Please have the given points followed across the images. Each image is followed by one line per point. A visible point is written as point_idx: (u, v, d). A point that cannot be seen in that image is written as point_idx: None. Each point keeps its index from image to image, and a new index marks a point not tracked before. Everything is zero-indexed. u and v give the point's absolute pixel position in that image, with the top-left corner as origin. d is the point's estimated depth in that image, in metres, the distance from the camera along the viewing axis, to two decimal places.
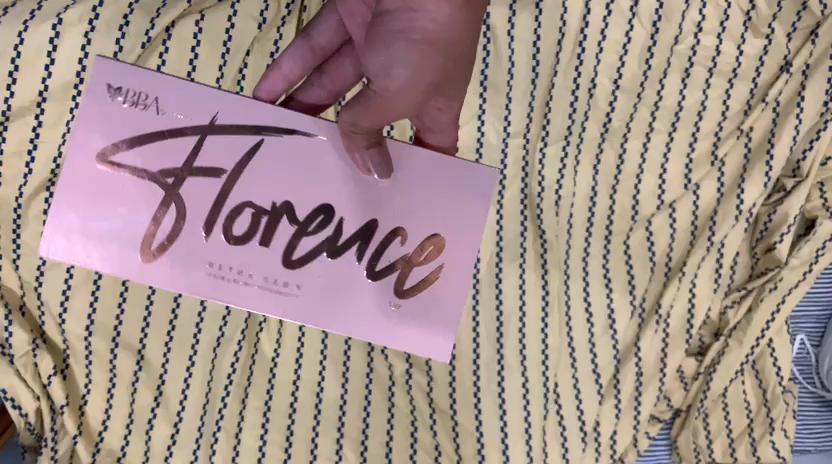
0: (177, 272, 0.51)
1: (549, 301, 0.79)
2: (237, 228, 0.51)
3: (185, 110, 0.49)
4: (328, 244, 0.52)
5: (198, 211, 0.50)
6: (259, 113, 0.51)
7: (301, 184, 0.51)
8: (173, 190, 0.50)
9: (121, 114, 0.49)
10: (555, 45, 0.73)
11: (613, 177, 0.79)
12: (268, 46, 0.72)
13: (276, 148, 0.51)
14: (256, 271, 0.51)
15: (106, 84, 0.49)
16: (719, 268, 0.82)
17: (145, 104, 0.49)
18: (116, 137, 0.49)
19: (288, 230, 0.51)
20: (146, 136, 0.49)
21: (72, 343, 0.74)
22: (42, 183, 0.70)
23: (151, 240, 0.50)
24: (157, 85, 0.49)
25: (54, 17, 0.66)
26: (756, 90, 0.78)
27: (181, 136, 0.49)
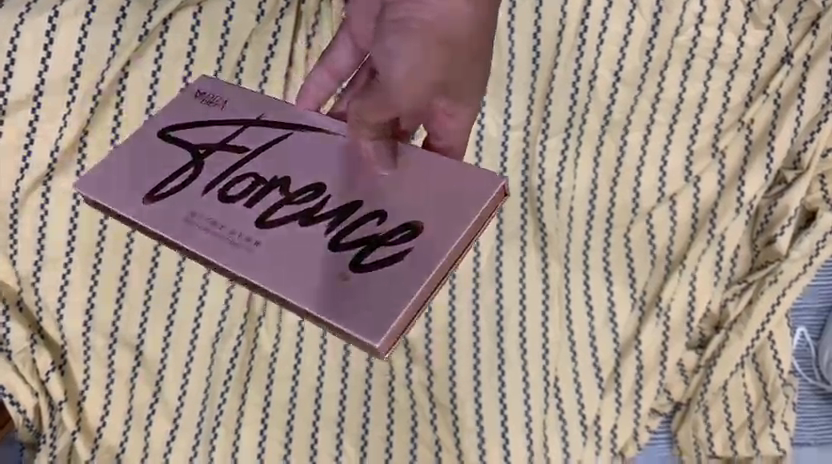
0: (159, 216, 0.51)
1: (549, 295, 0.79)
2: (233, 190, 0.52)
3: (243, 111, 0.57)
4: (306, 214, 0.51)
5: (208, 176, 0.53)
6: (298, 119, 0.56)
7: (308, 164, 0.53)
8: (199, 159, 0.54)
9: (194, 107, 0.58)
10: (555, 38, 0.74)
11: (614, 171, 0.78)
12: (267, 39, 0.71)
13: (300, 140, 0.55)
14: (228, 224, 0.50)
15: (195, 90, 0.59)
16: (720, 261, 0.82)
17: (214, 102, 0.58)
18: (183, 119, 0.57)
19: (276, 197, 0.52)
20: (202, 122, 0.57)
21: (70, 339, 0.73)
22: (38, 178, 0.69)
23: (162, 189, 0.53)
24: (234, 91, 0.59)
25: (50, 10, 0.66)
26: (756, 82, 0.77)
27: (227, 125, 0.56)
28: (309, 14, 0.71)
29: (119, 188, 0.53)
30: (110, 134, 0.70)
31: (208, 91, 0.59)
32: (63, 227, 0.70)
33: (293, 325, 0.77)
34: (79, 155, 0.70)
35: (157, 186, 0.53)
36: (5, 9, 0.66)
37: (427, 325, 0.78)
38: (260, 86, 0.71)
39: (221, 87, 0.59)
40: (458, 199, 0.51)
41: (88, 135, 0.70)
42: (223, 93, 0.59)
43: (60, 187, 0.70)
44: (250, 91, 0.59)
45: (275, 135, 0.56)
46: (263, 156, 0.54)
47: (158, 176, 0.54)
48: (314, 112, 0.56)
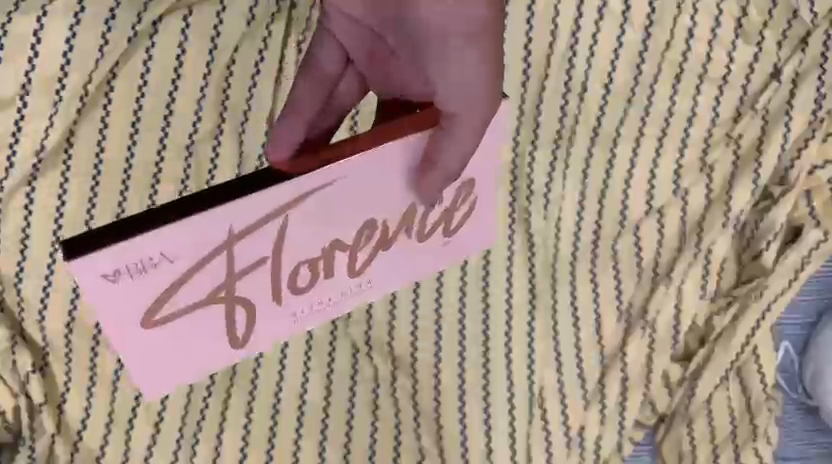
0: (270, 333, 0.53)
1: (536, 305, 0.79)
2: (300, 279, 0.51)
3: (189, 240, 0.44)
4: (381, 245, 0.52)
5: (263, 285, 0.50)
6: (286, 191, 0.45)
7: (343, 216, 0.49)
8: (230, 296, 0.49)
9: (124, 285, 0.44)
10: (546, 49, 0.74)
11: (603, 182, 0.78)
12: (257, 43, 0.69)
13: (309, 204, 0.47)
14: (334, 293, 0.53)
15: (100, 277, 0.43)
16: (707, 274, 0.82)
17: (153, 265, 0.44)
18: (152, 296, 0.46)
19: (342, 257, 0.51)
20: (176, 280, 0.46)
21: (53, 339, 0.72)
22: (25, 177, 0.66)
23: (232, 332, 0.52)
24: (145, 244, 0.43)
25: (39, 9, 0.62)
26: (746, 97, 0.78)
27: (200, 254, 0.45)
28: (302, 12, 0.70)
29: (192, 366, 0.52)
30: (98, 135, 0.67)
31: (122, 266, 0.43)
32: (47, 227, 0.68)
33: None
34: (65, 157, 0.67)
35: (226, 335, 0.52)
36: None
37: (413, 332, 0.79)
38: (249, 92, 0.70)
39: (126, 259, 0.43)
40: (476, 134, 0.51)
41: (75, 135, 0.66)
42: (141, 255, 0.43)
43: (47, 183, 0.67)
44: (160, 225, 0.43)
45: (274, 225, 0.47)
46: (292, 230, 0.48)
47: (205, 333, 0.50)
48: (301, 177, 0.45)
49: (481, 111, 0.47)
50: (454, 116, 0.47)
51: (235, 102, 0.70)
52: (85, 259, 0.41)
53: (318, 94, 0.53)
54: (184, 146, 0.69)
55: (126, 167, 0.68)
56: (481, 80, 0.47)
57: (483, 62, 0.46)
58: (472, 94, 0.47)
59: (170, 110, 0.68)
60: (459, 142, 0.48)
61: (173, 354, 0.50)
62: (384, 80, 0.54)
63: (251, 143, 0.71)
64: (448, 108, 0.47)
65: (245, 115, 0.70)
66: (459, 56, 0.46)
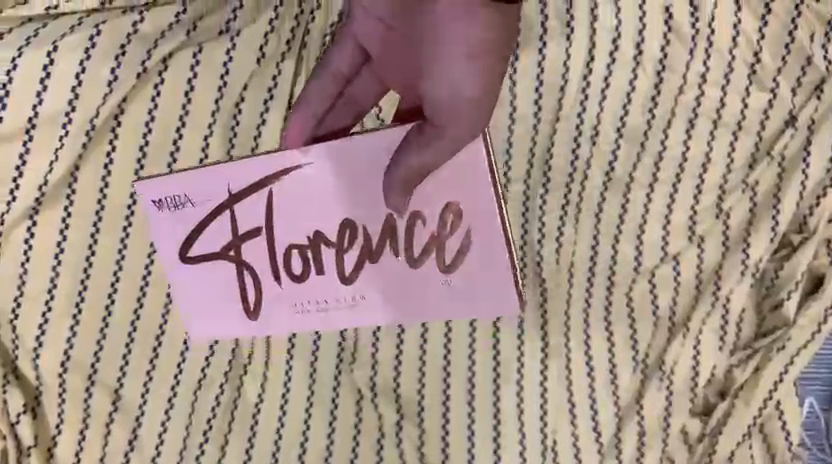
0: (278, 319, 0.67)
1: (548, 353, 0.77)
2: (295, 266, 0.65)
3: (209, 192, 0.62)
4: (366, 255, 0.63)
5: (264, 261, 0.65)
6: (275, 164, 0.61)
7: (325, 206, 0.63)
8: (238, 258, 0.65)
9: (167, 214, 0.63)
10: (556, 92, 0.72)
11: (616, 227, 0.76)
12: (266, 82, 0.66)
13: (294, 184, 0.62)
14: (329, 296, 0.65)
15: (151, 201, 0.63)
16: (726, 324, 0.79)
17: (183, 203, 0.63)
18: (183, 233, 0.64)
19: (331, 251, 0.64)
20: (200, 221, 0.64)
21: (46, 380, 0.70)
22: (28, 208, 0.65)
23: (249, 304, 0.67)
24: (177, 186, 0.62)
25: (50, 44, 0.62)
26: (760, 143, 0.76)
27: (216, 203, 0.63)
28: (314, 47, 0.66)
29: (223, 321, 0.68)
30: (103, 170, 0.66)
31: (165, 198, 0.63)
32: (47, 262, 0.67)
33: (280, 376, 0.75)
34: (69, 189, 0.66)
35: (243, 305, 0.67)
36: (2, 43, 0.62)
37: (420, 380, 0.77)
38: (257, 129, 0.67)
39: (168, 204, 0.63)
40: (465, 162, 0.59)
41: (80, 169, 0.65)
42: (177, 192, 0.63)
43: (49, 220, 0.66)
44: (190, 173, 0.62)
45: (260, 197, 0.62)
46: (281, 202, 0.63)
47: (226, 291, 0.67)
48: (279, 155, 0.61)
49: (473, 118, 0.49)
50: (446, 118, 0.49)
51: (243, 139, 0.67)
52: (142, 186, 0.62)
53: (327, 91, 0.59)
54: None
55: (129, 202, 0.67)
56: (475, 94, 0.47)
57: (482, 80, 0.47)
58: (468, 102, 0.48)
59: (177, 146, 0.66)
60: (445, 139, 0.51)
61: (222, 310, 0.68)
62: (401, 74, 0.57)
63: None
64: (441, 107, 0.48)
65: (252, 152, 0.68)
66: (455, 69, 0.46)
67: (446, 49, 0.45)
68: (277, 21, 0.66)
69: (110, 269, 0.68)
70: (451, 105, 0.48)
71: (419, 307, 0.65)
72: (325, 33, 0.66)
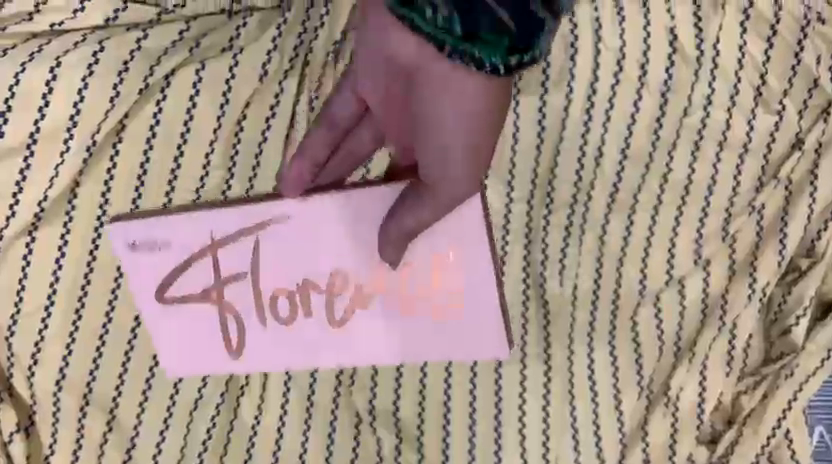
0: (273, 360, 0.71)
1: (551, 377, 0.77)
2: (282, 310, 0.70)
3: (191, 236, 0.67)
4: (355, 304, 0.69)
5: (250, 300, 0.69)
6: (263, 218, 0.66)
7: (313, 257, 0.68)
8: (222, 299, 0.69)
9: (146, 258, 0.67)
10: (560, 112, 0.71)
11: (620, 250, 0.75)
12: (269, 99, 0.66)
13: (284, 231, 0.67)
14: (321, 340, 0.71)
15: (126, 242, 0.66)
16: (732, 349, 0.78)
17: (163, 247, 0.67)
18: (160, 277, 0.68)
19: (320, 297, 0.69)
20: (180, 263, 0.67)
21: (41, 399, 0.70)
22: (28, 223, 0.65)
23: (231, 340, 0.70)
24: (165, 231, 0.66)
25: (53, 60, 0.62)
26: (767, 167, 0.75)
27: (199, 249, 0.67)
28: (316, 66, 0.66)
29: (204, 356, 0.71)
30: (102, 187, 0.65)
31: (142, 240, 0.66)
32: (45, 278, 0.66)
33: (278, 400, 0.74)
34: (68, 207, 0.65)
35: (224, 342, 0.70)
36: (3, 61, 0.62)
37: (421, 403, 0.76)
38: (258, 148, 0.67)
39: (157, 236, 0.66)
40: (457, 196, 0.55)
41: (81, 186, 0.65)
42: (159, 236, 0.66)
43: (47, 236, 0.66)
44: (171, 216, 0.66)
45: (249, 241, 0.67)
46: (268, 248, 0.67)
47: (208, 329, 0.70)
48: (274, 203, 0.66)
49: (466, 182, 0.53)
50: (441, 181, 0.53)
51: (245, 157, 0.67)
52: (117, 227, 0.66)
53: (325, 143, 0.59)
54: (190, 200, 0.67)
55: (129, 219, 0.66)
56: (469, 149, 0.50)
57: (475, 141, 0.50)
58: (462, 159, 0.51)
59: (177, 164, 0.66)
60: (439, 201, 0.55)
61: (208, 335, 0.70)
62: (397, 136, 0.56)
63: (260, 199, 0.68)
64: (435, 163, 0.51)
65: (254, 170, 0.67)
66: (448, 128, 0.49)
67: (441, 111, 0.48)
68: (280, 39, 0.66)
69: (109, 286, 0.68)
70: (444, 167, 0.51)
71: (407, 352, 0.71)
72: (328, 52, 0.66)
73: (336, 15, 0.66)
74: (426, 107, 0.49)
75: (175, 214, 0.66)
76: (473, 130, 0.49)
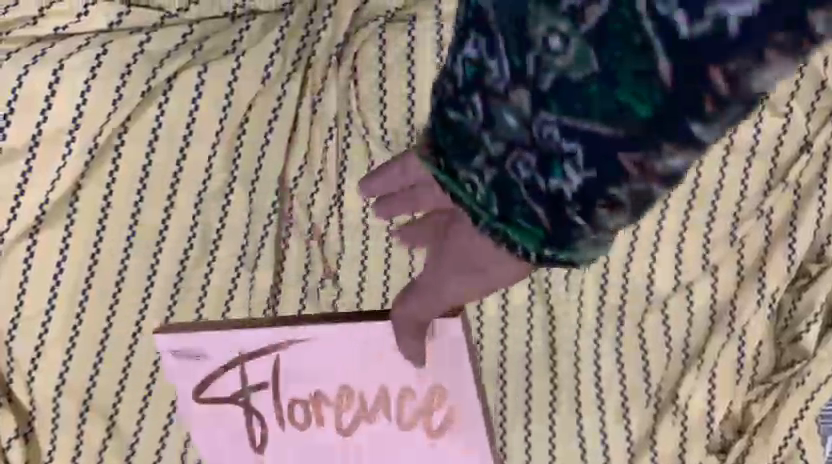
0: (291, 457, 0.71)
1: (557, 384, 0.77)
2: (297, 417, 0.70)
3: (224, 352, 0.68)
4: (364, 416, 0.70)
5: (270, 416, 0.70)
6: (287, 348, 0.68)
7: (329, 379, 0.68)
8: (247, 405, 0.70)
9: (183, 363, 0.68)
10: None
11: (626, 256, 0.74)
12: (271, 102, 0.67)
13: (297, 365, 0.68)
14: (333, 441, 0.71)
15: (168, 350, 0.68)
16: (742, 356, 0.77)
17: (197, 356, 0.68)
18: (193, 384, 0.69)
19: (332, 411, 0.70)
20: (213, 373, 0.69)
21: (40, 405, 0.69)
22: (27, 227, 0.64)
23: (256, 443, 0.71)
24: (210, 349, 0.68)
25: (55, 63, 0.61)
26: (775, 171, 0.74)
27: (230, 367, 0.68)
28: (319, 68, 0.68)
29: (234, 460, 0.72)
30: (104, 190, 0.65)
31: (177, 347, 0.68)
32: (46, 282, 0.66)
33: None
34: (69, 209, 0.65)
35: (250, 441, 0.71)
36: (4, 66, 0.61)
37: None
38: (260, 150, 0.68)
39: (194, 348, 0.68)
40: (444, 292, 0.52)
41: (82, 189, 0.65)
42: (193, 345, 0.68)
43: (48, 239, 0.65)
44: (210, 333, 0.68)
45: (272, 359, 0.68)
46: (287, 365, 0.68)
47: (234, 434, 0.71)
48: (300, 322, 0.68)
49: (454, 300, 0.53)
50: (433, 292, 0.53)
51: (246, 159, 0.67)
52: (160, 338, 0.68)
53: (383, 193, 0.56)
54: (192, 203, 0.67)
55: (130, 222, 0.66)
56: (459, 290, 0.51)
57: (469, 289, 0.50)
58: (454, 293, 0.52)
59: (179, 167, 0.66)
60: (425, 307, 0.57)
61: (230, 446, 0.71)
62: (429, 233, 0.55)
63: (264, 201, 0.69)
64: (438, 281, 0.52)
65: (256, 173, 0.68)
66: (457, 273, 0.49)
67: (459, 249, 0.47)
68: (283, 41, 0.66)
69: (109, 291, 0.68)
70: (440, 285, 0.52)
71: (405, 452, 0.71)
72: (330, 54, 0.67)
73: (338, 18, 0.67)
74: (453, 241, 0.48)
75: (214, 332, 0.68)
76: (478, 285, 0.49)
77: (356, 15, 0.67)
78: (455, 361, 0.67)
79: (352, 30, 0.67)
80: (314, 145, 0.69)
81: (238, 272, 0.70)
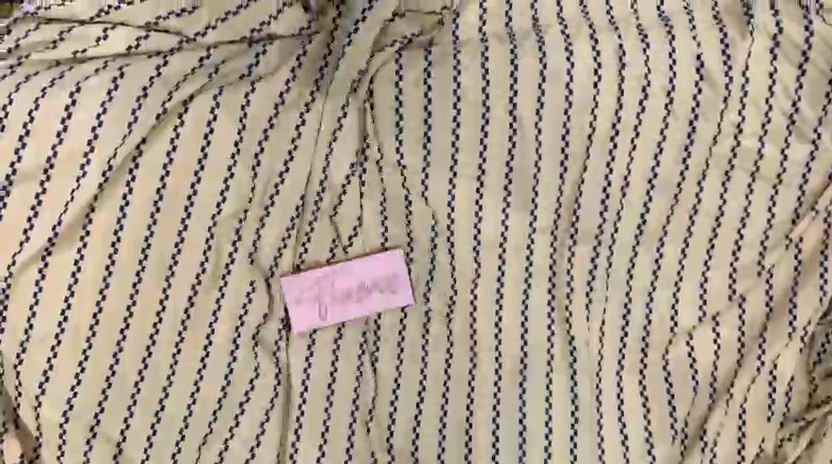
0: (306, 317, 0.70)
1: (579, 418, 0.75)
2: (323, 289, 0.70)
3: (322, 265, 0.69)
4: (348, 292, 0.70)
5: (328, 298, 0.70)
6: (368, 259, 0.70)
7: (364, 272, 0.70)
8: (319, 291, 0.70)
9: (297, 278, 0.69)
10: (585, 140, 0.67)
11: (649, 285, 0.73)
12: (290, 132, 0.66)
13: (356, 268, 0.70)
14: (322, 306, 0.70)
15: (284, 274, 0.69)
16: (772, 392, 0.74)
17: (313, 277, 0.69)
18: (297, 288, 0.69)
19: (361, 297, 0.70)
20: (309, 277, 0.69)
21: (46, 432, 0.68)
22: (38, 250, 0.64)
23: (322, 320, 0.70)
24: (310, 270, 0.69)
25: (73, 85, 0.62)
26: (804, 198, 0.70)
27: (324, 274, 0.69)
28: (339, 93, 0.66)
29: (311, 325, 0.70)
30: (118, 212, 0.64)
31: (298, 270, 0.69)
32: (56, 305, 0.65)
33: (290, 435, 0.73)
34: (82, 233, 0.64)
35: (320, 316, 0.70)
36: (20, 90, 0.62)
37: (440, 443, 0.76)
38: (281, 177, 0.67)
39: (305, 272, 0.69)
40: None
41: (94, 212, 0.64)
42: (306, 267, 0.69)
43: (61, 262, 0.64)
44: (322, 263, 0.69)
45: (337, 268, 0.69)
46: (347, 267, 0.70)
47: (314, 317, 0.70)
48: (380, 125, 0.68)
49: None
50: None
51: (264, 184, 0.67)
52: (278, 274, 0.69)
53: None
54: (206, 228, 0.66)
55: (143, 248, 0.65)
56: None
57: None
58: None
59: (193, 190, 0.65)
60: None
61: (309, 320, 0.70)
62: None
63: (281, 225, 0.68)
64: None
65: (272, 200, 0.67)
66: None
67: None
68: (301, 68, 0.66)
69: (120, 316, 0.66)
70: None
71: (333, 319, 0.70)
72: (347, 81, 0.66)
73: (358, 44, 0.65)
74: None
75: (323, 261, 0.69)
76: None
77: (377, 40, 0.66)
78: (385, 269, 0.70)
79: (372, 54, 0.66)
80: (336, 173, 0.68)
81: (251, 298, 0.69)
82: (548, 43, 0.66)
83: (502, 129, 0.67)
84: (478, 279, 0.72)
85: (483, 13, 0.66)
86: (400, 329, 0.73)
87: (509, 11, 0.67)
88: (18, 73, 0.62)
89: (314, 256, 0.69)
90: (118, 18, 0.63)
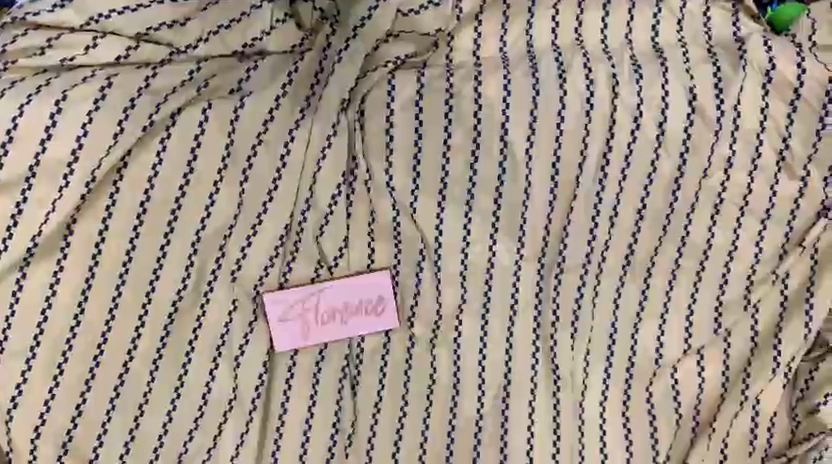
0: (289, 337, 0.69)
1: (560, 448, 0.74)
2: (308, 310, 0.69)
3: (308, 285, 0.68)
4: (334, 313, 0.69)
5: (313, 318, 0.69)
6: (355, 281, 0.68)
7: (351, 294, 0.69)
8: (303, 311, 0.69)
9: (282, 297, 0.68)
10: (575, 168, 0.67)
11: (635, 316, 0.72)
12: (279, 148, 0.65)
13: (343, 289, 0.68)
14: (307, 327, 0.69)
15: (269, 292, 0.68)
16: (755, 428, 0.74)
17: (298, 296, 0.68)
18: (282, 307, 0.68)
19: (347, 318, 0.69)
20: (294, 297, 0.68)
21: (17, 446, 0.66)
22: (15, 260, 0.62)
23: (305, 340, 0.69)
24: (295, 290, 0.68)
25: (59, 93, 0.61)
26: (791, 234, 0.71)
27: (309, 294, 0.68)
28: (329, 109, 0.66)
29: (295, 345, 0.69)
30: (100, 224, 0.63)
31: (283, 289, 0.68)
32: (32, 317, 0.64)
33: (269, 456, 0.72)
34: (62, 244, 0.63)
35: (304, 336, 0.69)
36: (5, 96, 0.60)
37: None
38: (268, 194, 0.66)
39: (290, 292, 0.68)
40: None
41: (76, 223, 0.63)
42: (292, 286, 0.68)
43: (39, 272, 0.63)
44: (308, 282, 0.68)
45: (323, 289, 0.68)
46: (333, 288, 0.68)
47: (297, 337, 0.69)
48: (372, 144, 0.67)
49: None
50: None
51: (251, 201, 0.66)
52: (263, 292, 0.68)
53: None
54: (189, 243, 0.65)
55: (125, 259, 0.64)
56: None
57: None
58: None
59: (178, 204, 0.64)
60: None
61: (293, 340, 0.69)
62: None
63: (267, 242, 0.67)
64: None
65: (259, 216, 0.66)
66: None
67: None
68: (292, 85, 0.65)
69: (98, 330, 0.65)
70: None
71: (317, 340, 0.69)
72: (339, 99, 0.66)
73: (350, 63, 0.66)
74: None
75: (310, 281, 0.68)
76: None
77: (372, 57, 0.67)
78: (372, 291, 0.69)
79: (366, 73, 0.66)
80: (323, 192, 0.67)
81: (233, 315, 0.68)
82: (541, 70, 0.66)
83: (492, 154, 0.67)
84: (463, 304, 0.70)
85: (477, 38, 0.68)
86: (382, 353, 0.72)
87: (503, 36, 0.67)
88: (4, 79, 0.61)
89: (299, 275, 0.68)
90: (108, 27, 0.61)
